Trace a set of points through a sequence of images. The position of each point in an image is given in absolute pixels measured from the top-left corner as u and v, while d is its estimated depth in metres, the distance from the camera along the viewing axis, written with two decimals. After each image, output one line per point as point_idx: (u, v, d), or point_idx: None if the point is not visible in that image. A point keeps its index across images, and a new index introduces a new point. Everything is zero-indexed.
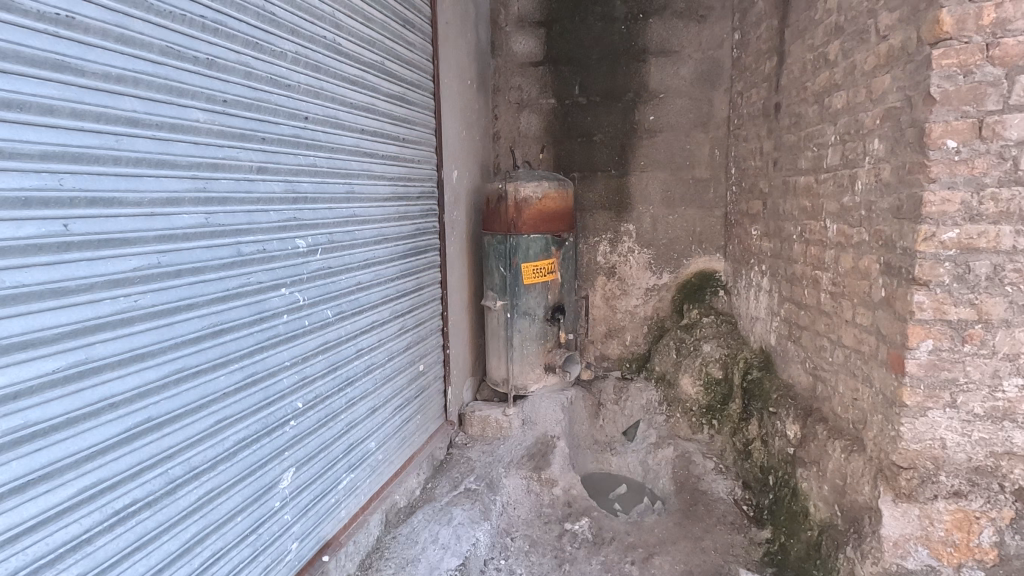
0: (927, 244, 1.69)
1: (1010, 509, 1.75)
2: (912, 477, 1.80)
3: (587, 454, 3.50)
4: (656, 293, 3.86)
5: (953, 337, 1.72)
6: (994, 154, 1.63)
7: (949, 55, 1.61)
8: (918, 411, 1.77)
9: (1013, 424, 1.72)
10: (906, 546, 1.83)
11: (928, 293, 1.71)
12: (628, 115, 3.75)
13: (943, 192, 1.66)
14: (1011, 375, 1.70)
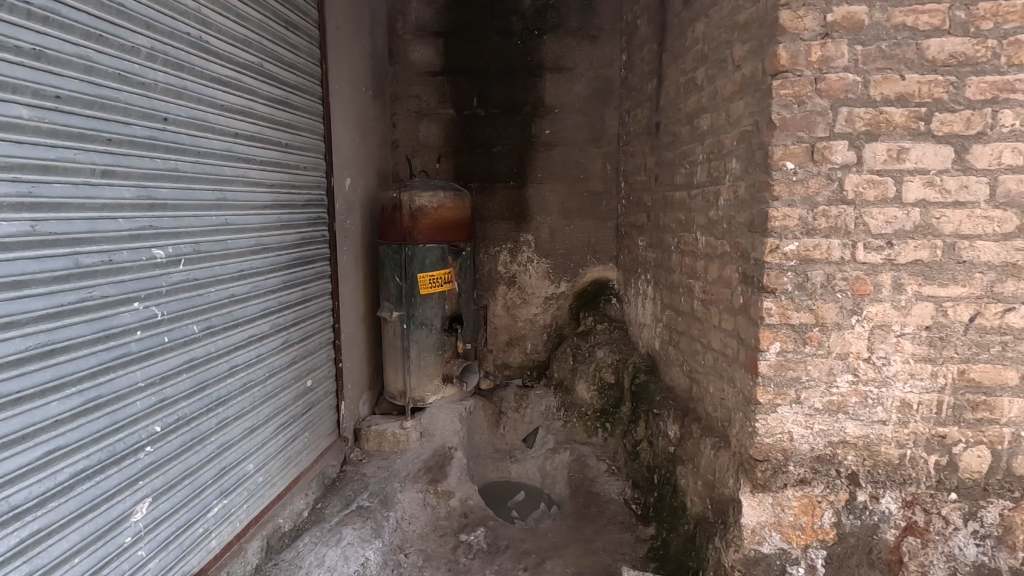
0: (772, 255, 1.87)
1: (845, 492, 1.94)
2: (765, 469, 1.97)
3: (487, 463, 3.52)
4: (555, 302, 3.97)
5: (797, 340, 1.90)
6: (824, 175, 1.81)
7: (785, 86, 1.80)
8: (769, 408, 1.95)
9: (845, 415, 1.92)
10: (762, 533, 1.99)
11: (775, 300, 1.89)
12: (525, 128, 3.84)
13: (784, 209, 1.84)
14: (843, 372, 1.90)
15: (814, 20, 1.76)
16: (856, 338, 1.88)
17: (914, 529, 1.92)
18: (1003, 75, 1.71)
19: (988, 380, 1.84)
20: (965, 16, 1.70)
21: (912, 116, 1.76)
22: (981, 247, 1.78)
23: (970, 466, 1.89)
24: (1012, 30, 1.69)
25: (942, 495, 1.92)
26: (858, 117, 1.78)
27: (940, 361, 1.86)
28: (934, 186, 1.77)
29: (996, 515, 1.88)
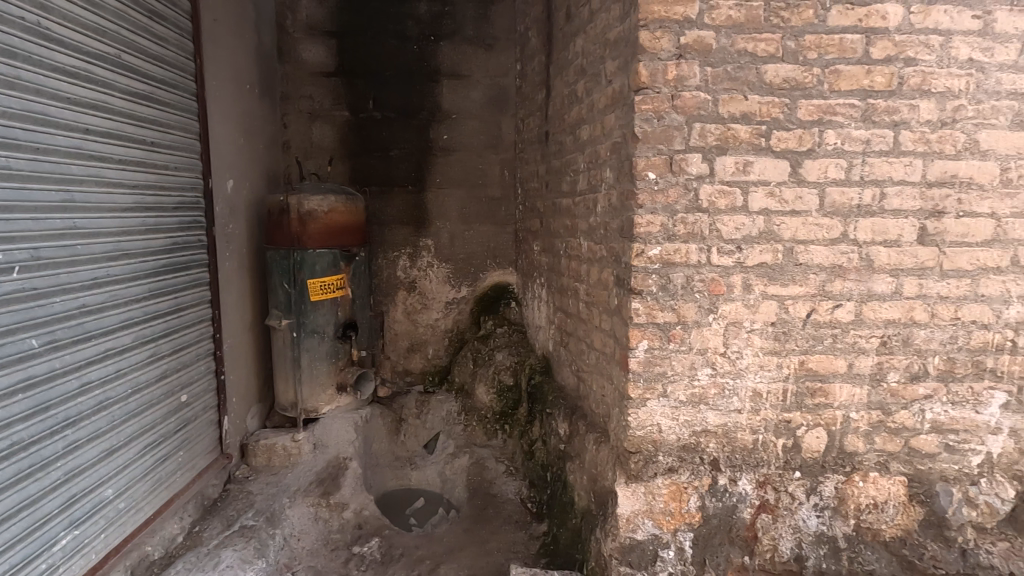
0: (638, 259, 2.01)
1: (707, 477, 2.11)
2: (638, 460, 2.11)
3: (386, 471, 3.47)
4: (456, 306, 3.98)
5: (662, 337, 2.05)
6: (682, 185, 1.97)
7: (646, 101, 1.93)
8: (640, 402, 2.08)
9: (707, 406, 2.09)
10: (635, 521, 2.11)
11: (642, 301, 2.03)
12: (423, 133, 3.83)
13: (647, 216, 1.98)
14: (702, 366, 2.07)
15: (669, 42, 1.90)
16: (713, 335, 2.05)
17: (766, 507, 2.12)
18: (827, 99, 1.93)
19: (824, 369, 2.07)
20: (795, 45, 1.91)
21: (755, 133, 1.94)
22: (814, 251, 2.00)
23: (812, 446, 2.12)
24: (833, 60, 1.91)
25: (789, 473, 2.13)
26: (709, 132, 1.94)
27: (784, 353, 2.06)
28: (774, 197, 1.97)
29: (832, 488, 2.13)
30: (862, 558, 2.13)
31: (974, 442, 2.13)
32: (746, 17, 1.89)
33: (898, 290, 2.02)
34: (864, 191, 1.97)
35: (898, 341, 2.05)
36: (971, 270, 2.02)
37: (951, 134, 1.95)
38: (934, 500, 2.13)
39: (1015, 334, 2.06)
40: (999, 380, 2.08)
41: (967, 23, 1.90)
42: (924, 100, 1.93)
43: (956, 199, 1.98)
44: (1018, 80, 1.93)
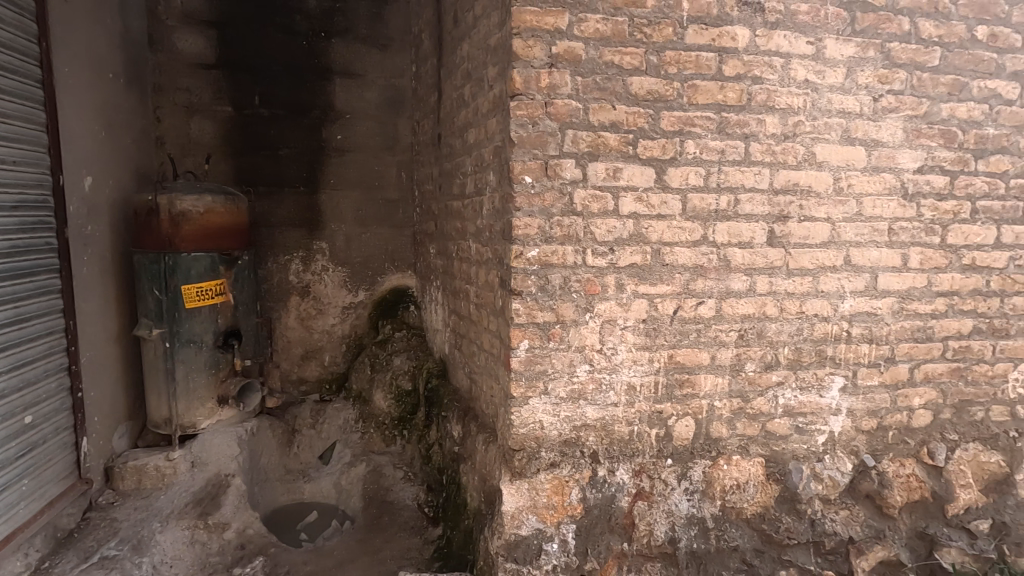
0: (517, 261, 2.06)
1: (588, 470, 2.20)
2: (522, 457, 2.17)
3: (277, 486, 3.31)
4: (353, 311, 3.87)
5: (542, 336, 2.12)
6: (557, 189, 2.05)
7: (521, 107, 1.99)
8: (522, 400, 2.14)
9: (585, 401, 2.18)
10: (520, 517, 2.16)
11: (522, 301, 2.08)
12: (314, 132, 3.70)
13: (525, 219, 2.04)
14: (581, 363, 2.16)
15: (541, 50, 1.97)
16: (589, 332, 2.15)
17: (642, 494, 2.25)
18: (686, 111, 2.08)
19: (690, 362, 2.23)
20: (657, 60, 2.04)
21: (624, 141, 2.06)
22: (678, 252, 2.15)
23: (682, 434, 2.27)
24: (690, 75, 2.07)
25: (662, 461, 2.27)
26: (581, 139, 2.03)
27: (655, 348, 2.20)
28: (643, 202, 2.10)
29: (701, 472, 2.29)
30: (727, 535, 2.31)
31: (820, 423, 2.37)
32: (612, 31, 2.00)
33: (752, 287, 2.22)
34: (720, 198, 2.15)
35: (753, 334, 2.25)
36: (812, 268, 2.25)
37: (792, 147, 2.17)
38: (787, 478, 2.36)
39: (850, 325, 2.32)
40: (838, 366, 2.34)
41: (803, 47, 2.12)
42: (769, 115, 2.14)
43: (798, 205, 2.21)
44: (845, 100, 2.19)
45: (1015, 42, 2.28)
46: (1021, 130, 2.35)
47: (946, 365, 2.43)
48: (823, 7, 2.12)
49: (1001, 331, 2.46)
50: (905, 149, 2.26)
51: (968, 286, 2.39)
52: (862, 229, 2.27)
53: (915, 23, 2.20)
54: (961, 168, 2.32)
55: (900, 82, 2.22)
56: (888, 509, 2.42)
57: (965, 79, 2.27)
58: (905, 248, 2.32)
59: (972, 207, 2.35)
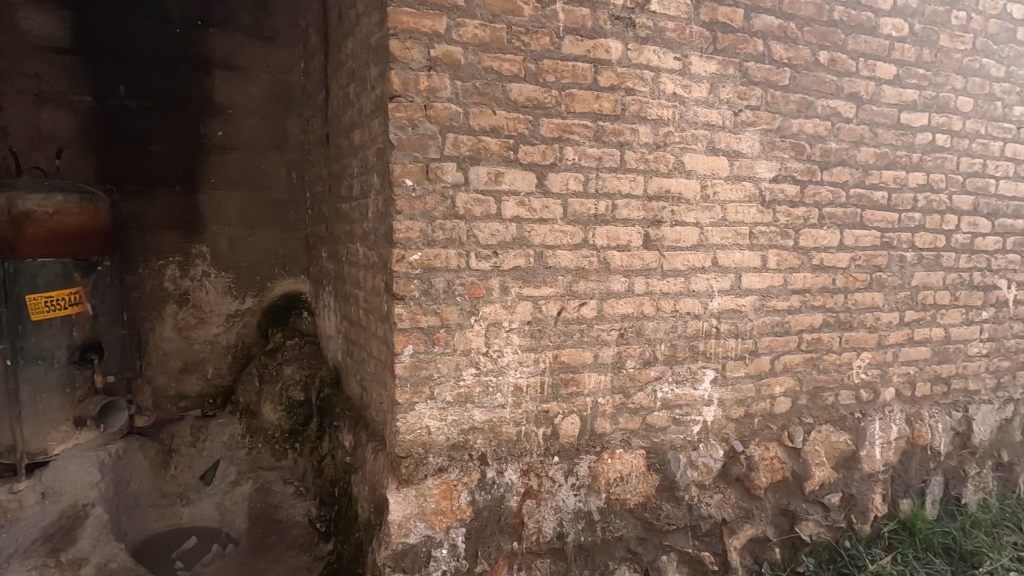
0: (399, 265, 2.03)
1: (476, 472, 2.22)
2: (409, 464, 2.13)
3: (150, 512, 3.03)
4: (239, 319, 3.61)
5: (426, 340, 2.11)
6: (438, 193, 2.04)
7: (399, 109, 1.96)
8: (408, 406, 2.11)
9: (472, 404, 2.19)
10: (407, 525, 2.13)
11: (405, 306, 2.06)
12: (191, 127, 3.43)
13: (406, 222, 2.02)
14: (467, 366, 2.16)
15: (419, 53, 1.96)
16: (475, 335, 2.16)
17: (531, 492, 2.30)
18: (564, 119, 2.15)
19: (574, 361, 2.30)
20: (535, 68, 2.09)
21: (505, 146, 2.09)
22: (560, 255, 2.22)
23: (568, 431, 2.33)
24: (567, 84, 2.14)
25: (549, 459, 2.33)
26: (462, 143, 2.04)
27: (540, 349, 2.25)
28: (524, 206, 2.14)
29: (586, 467, 2.37)
30: (612, 526, 2.42)
31: (694, 414, 2.53)
32: (491, 37, 2.02)
33: (630, 288, 2.33)
34: (599, 203, 2.24)
35: (633, 333, 2.37)
36: (684, 270, 2.41)
37: (663, 156, 2.31)
38: (666, 467, 2.50)
39: (718, 321, 2.50)
40: (709, 360, 2.52)
41: (671, 63, 2.27)
42: (642, 125, 2.26)
43: (670, 211, 2.35)
44: (709, 113, 2.36)
45: (851, 67, 2.57)
46: (858, 145, 2.64)
47: (801, 356, 2.69)
48: (688, 25, 2.27)
49: (846, 323, 2.75)
50: (762, 159, 2.47)
51: (817, 284, 2.66)
52: (726, 233, 2.46)
53: (768, 45, 2.41)
54: (809, 178, 2.57)
55: (757, 99, 2.43)
56: (754, 489, 2.65)
57: (811, 98, 2.52)
58: (764, 250, 2.54)
59: (819, 213, 2.62)
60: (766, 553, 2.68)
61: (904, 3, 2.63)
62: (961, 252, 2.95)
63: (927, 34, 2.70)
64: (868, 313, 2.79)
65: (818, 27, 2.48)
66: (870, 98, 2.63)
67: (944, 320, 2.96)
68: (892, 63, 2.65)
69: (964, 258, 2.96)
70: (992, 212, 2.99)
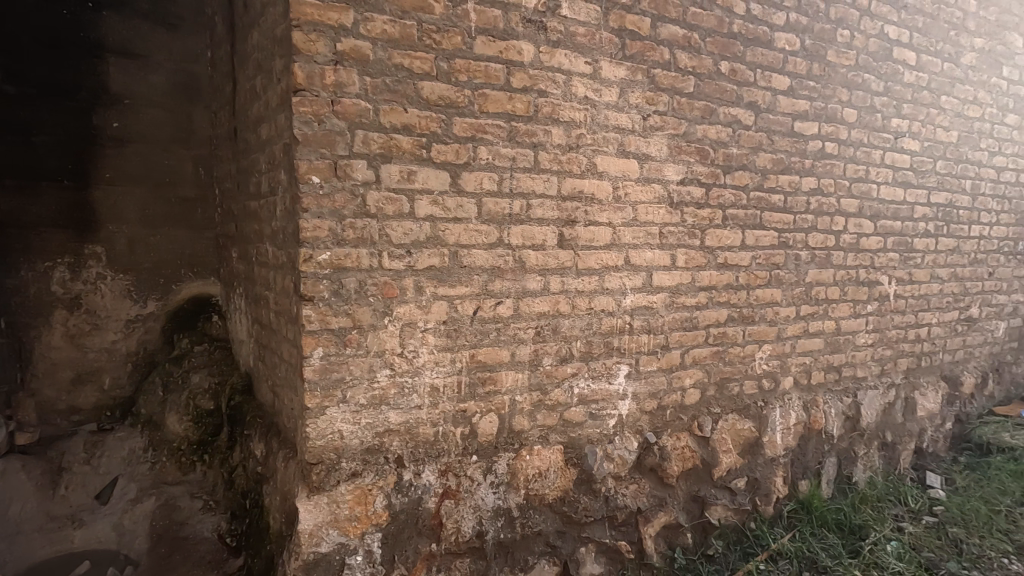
0: (306, 265, 1.97)
1: (392, 476, 2.18)
2: (320, 470, 2.07)
3: (35, 538, 2.70)
4: (140, 324, 3.34)
5: (337, 342, 2.05)
6: (348, 191, 1.99)
7: (304, 103, 1.91)
8: (318, 411, 2.04)
9: (387, 406, 2.15)
10: (319, 534, 2.07)
11: (314, 307, 2.00)
12: (82, 117, 3.14)
13: (314, 221, 1.96)
14: (381, 367, 2.12)
15: (325, 46, 1.91)
16: (389, 336, 2.12)
17: (449, 493, 2.29)
18: (477, 118, 2.16)
19: (491, 360, 2.31)
20: (447, 66, 2.08)
21: (417, 144, 2.07)
22: (476, 255, 2.22)
23: (486, 430, 2.34)
24: (480, 84, 2.15)
25: (467, 459, 2.32)
26: (372, 140, 2.00)
27: (457, 349, 2.24)
28: (438, 205, 2.13)
29: (505, 465, 2.39)
30: (531, 521, 2.46)
31: (610, 408, 2.61)
32: (401, 33, 2.00)
33: (545, 287, 2.37)
34: (513, 203, 2.26)
35: (549, 330, 2.41)
36: (597, 268, 2.48)
37: (576, 157, 2.36)
38: (583, 461, 2.57)
39: (631, 318, 2.60)
40: (623, 356, 2.60)
41: (582, 67, 2.33)
42: (555, 127, 2.30)
43: (583, 211, 2.41)
44: (619, 117, 2.44)
45: (750, 77, 2.74)
46: (757, 150, 2.82)
47: (709, 349, 2.84)
48: (598, 31, 2.34)
49: (749, 318, 2.93)
50: (670, 163, 2.59)
51: (722, 281, 2.82)
52: (637, 233, 2.55)
53: (673, 54, 2.52)
54: (713, 181, 2.72)
55: (664, 104, 2.54)
56: (667, 478, 2.77)
57: (714, 105, 2.67)
58: (672, 249, 2.65)
59: (723, 214, 2.77)
60: (679, 538, 2.81)
61: (796, 20, 2.83)
62: (849, 251, 3.21)
63: (816, 49, 2.92)
64: (768, 308, 2.99)
65: (719, 38, 2.63)
66: (767, 107, 2.82)
67: (834, 314, 3.22)
68: (786, 74, 2.85)
69: (851, 256, 3.23)
70: (875, 215, 3.28)
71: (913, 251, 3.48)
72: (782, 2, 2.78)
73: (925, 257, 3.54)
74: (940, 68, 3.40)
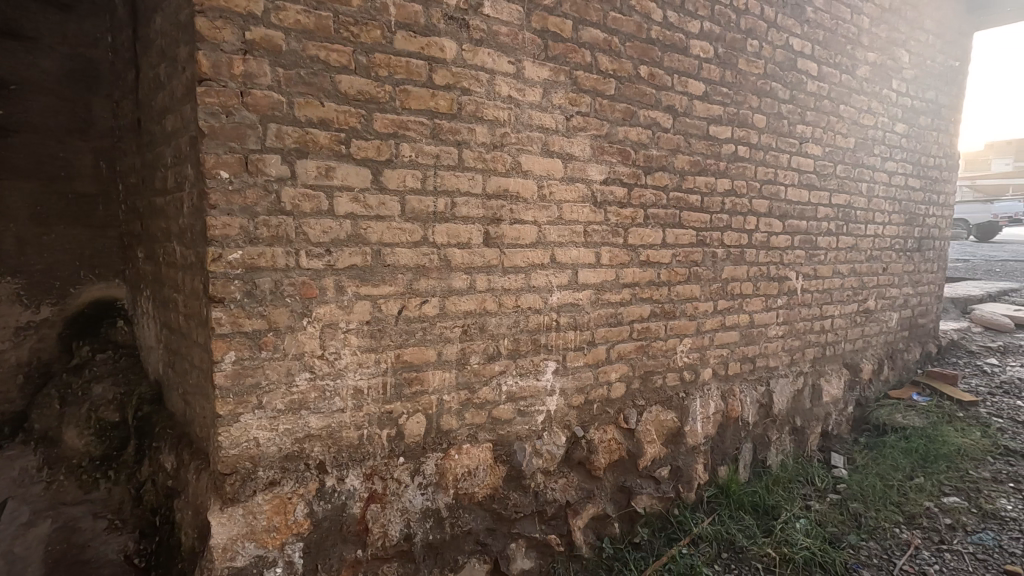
0: (215, 265, 1.87)
1: (314, 482, 2.12)
2: (234, 481, 1.97)
3: None
4: (32, 332, 3.05)
5: (251, 346, 1.96)
6: (260, 187, 1.91)
7: (210, 94, 1.81)
8: (231, 418, 1.95)
9: (308, 411, 2.08)
10: (233, 547, 1.97)
11: (224, 309, 1.90)
12: None
13: (223, 218, 1.86)
14: (300, 370, 2.05)
15: (232, 35, 1.82)
16: (308, 338, 2.05)
17: (375, 497, 2.24)
18: (399, 115, 2.12)
19: (417, 359, 2.28)
20: (366, 60, 2.03)
21: (335, 139, 2.01)
22: (399, 253, 2.19)
23: (413, 431, 2.31)
24: (401, 80, 2.11)
25: (394, 461, 2.28)
26: (287, 134, 1.93)
27: (381, 349, 2.20)
28: (359, 202, 2.08)
29: (433, 465, 2.37)
30: (460, 521, 2.45)
31: (538, 404, 2.64)
32: (315, 25, 1.93)
33: (472, 285, 2.37)
34: (437, 201, 2.24)
35: (476, 329, 2.41)
36: (524, 266, 2.50)
37: (501, 156, 2.37)
38: (512, 457, 2.58)
39: (558, 315, 2.64)
40: (550, 352, 2.64)
41: (505, 66, 2.34)
42: (479, 125, 2.30)
43: (509, 210, 2.43)
44: (543, 117, 2.47)
45: (667, 82, 2.86)
46: (675, 152, 2.94)
47: (633, 344, 2.93)
48: (520, 31, 2.36)
49: (670, 313, 3.06)
50: (593, 163, 2.66)
51: (645, 278, 2.92)
52: (563, 231, 2.60)
53: (595, 56, 2.59)
54: (635, 181, 2.81)
55: (586, 106, 2.60)
56: (594, 470, 2.84)
57: (634, 107, 2.76)
58: (597, 247, 2.72)
59: (645, 214, 2.87)
60: (607, 529, 2.90)
61: (709, 29, 2.98)
62: (760, 248, 3.42)
63: (728, 57, 3.09)
64: (688, 304, 3.12)
65: (638, 43, 2.72)
66: (684, 111, 2.95)
67: (748, 308, 3.41)
68: (701, 80, 2.99)
69: (763, 253, 3.43)
70: (783, 214, 3.51)
71: (817, 249, 3.74)
72: (696, 12, 2.92)
73: (828, 254, 3.82)
74: (839, 79, 3.67)
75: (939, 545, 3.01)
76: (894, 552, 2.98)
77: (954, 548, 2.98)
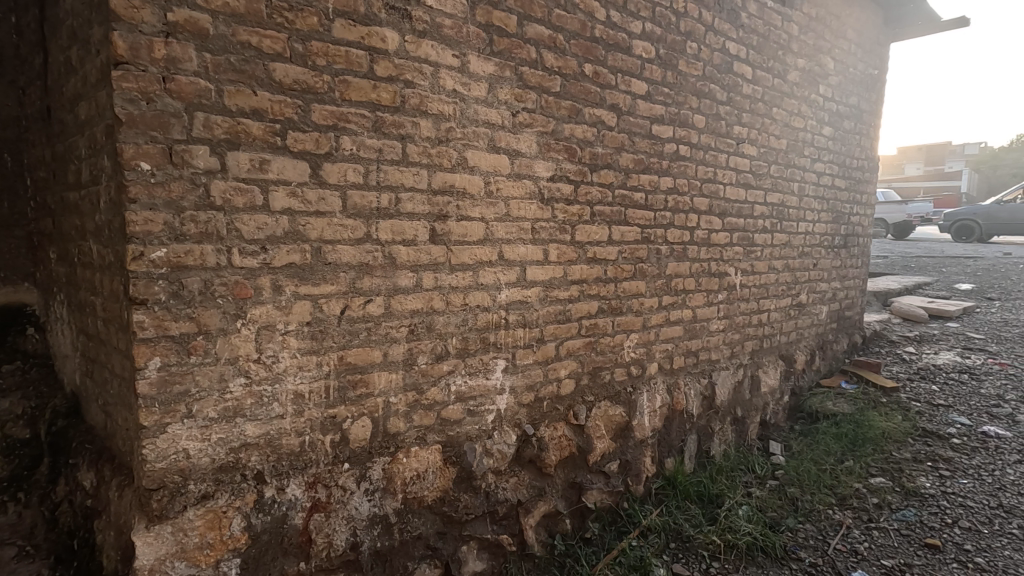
0: (137, 264, 1.73)
1: (251, 493, 2.00)
2: (161, 497, 1.83)
3: None
4: None
5: (178, 351, 1.83)
6: (186, 180, 1.79)
7: (127, 79, 1.67)
8: (158, 429, 1.81)
9: (242, 418, 1.96)
10: (161, 567, 1.84)
11: (147, 311, 1.76)
12: None
13: (144, 213, 1.73)
14: (235, 376, 1.93)
15: (152, 15, 1.69)
16: (243, 341, 1.93)
17: (318, 506, 2.14)
18: (339, 106, 2.04)
19: (362, 361, 2.20)
20: (302, 48, 1.94)
21: (268, 130, 1.90)
22: (341, 251, 2.10)
23: (358, 435, 2.22)
24: (340, 70, 2.02)
25: (339, 467, 2.19)
26: (216, 124, 1.81)
27: (323, 351, 2.10)
28: (296, 197, 1.98)
29: (380, 470, 2.29)
30: (409, 526, 2.39)
31: (488, 403, 2.61)
32: (246, 8, 1.83)
33: (418, 283, 2.31)
34: (381, 196, 2.17)
35: (423, 328, 2.34)
36: (471, 264, 2.46)
37: (446, 151, 2.32)
38: (463, 458, 2.54)
39: (506, 312, 2.61)
40: (499, 350, 2.61)
41: (450, 59, 2.29)
42: (423, 119, 2.24)
43: (455, 206, 2.38)
44: (488, 112, 2.44)
45: (612, 81, 2.89)
46: (620, 151, 2.98)
47: (582, 340, 2.95)
48: (464, 24, 2.32)
49: (617, 309, 3.10)
50: (540, 160, 2.65)
51: (592, 275, 2.94)
52: (511, 228, 2.58)
53: (540, 53, 2.58)
54: (581, 179, 2.83)
55: (532, 102, 2.59)
56: (545, 468, 2.84)
57: (579, 105, 2.77)
58: (545, 244, 2.72)
59: (591, 211, 2.89)
60: (558, 525, 2.90)
61: (651, 29, 3.04)
62: (701, 245, 3.52)
63: (669, 58, 3.16)
64: (634, 299, 3.17)
65: (583, 41, 2.74)
66: (628, 110, 2.99)
67: (691, 303, 3.50)
68: (644, 80, 3.04)
69: (704, 250, 3.54)
70: (723, 212, 3.63)
71: (754, 245, 3.89)
72: (638, 12, 2.97)
73: (764, 251, 3.98)
74: (771, 82, 3.83)
75: (868, 524, 3.19)
76: (827, 532, 3.14)
77: (881, 525, 3.17)
